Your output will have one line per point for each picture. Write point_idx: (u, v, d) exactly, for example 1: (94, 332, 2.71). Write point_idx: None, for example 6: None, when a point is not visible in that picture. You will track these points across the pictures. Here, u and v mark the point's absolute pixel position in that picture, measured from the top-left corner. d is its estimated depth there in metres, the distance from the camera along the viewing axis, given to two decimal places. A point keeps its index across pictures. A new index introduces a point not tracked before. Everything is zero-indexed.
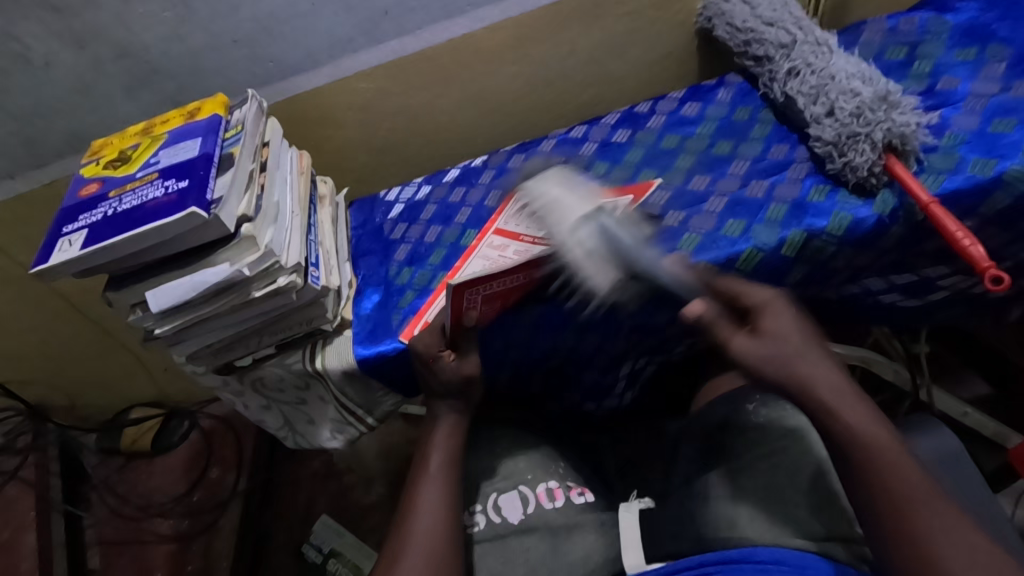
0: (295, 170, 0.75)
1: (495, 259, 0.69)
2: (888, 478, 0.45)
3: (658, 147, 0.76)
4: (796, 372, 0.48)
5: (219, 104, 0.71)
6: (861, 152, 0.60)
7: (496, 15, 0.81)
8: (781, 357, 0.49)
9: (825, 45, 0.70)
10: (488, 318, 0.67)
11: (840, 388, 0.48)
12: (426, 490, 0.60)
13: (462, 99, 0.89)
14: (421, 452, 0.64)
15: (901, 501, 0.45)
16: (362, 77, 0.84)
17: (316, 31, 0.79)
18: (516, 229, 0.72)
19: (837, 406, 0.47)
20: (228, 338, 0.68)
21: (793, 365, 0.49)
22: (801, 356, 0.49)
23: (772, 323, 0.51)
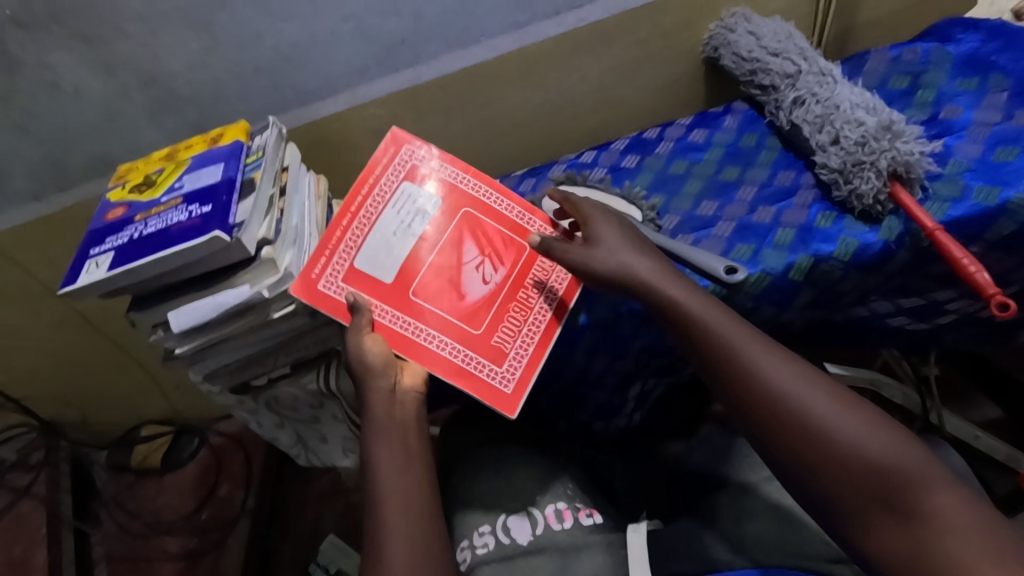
0: (313, 195, 0.77)
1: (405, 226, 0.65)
2: (716, 342, 0.53)
3: (667, 172, 0.78)
4: (624, 266, 0.58)
5: (241, 130, 0.74)
6: (866, 180, 0.62)
7: (508, 44, 0.84)
8: (610, 251, 0.60)
9: (829, 75, 0.72)
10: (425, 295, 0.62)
11: (650, 266, 0.59)
12: (381, 527, 0.51)
13: (475, 125, 0.91)
14: (364, 472, 0.55)
15: (748, 377, 0.51)
16: (378, 104, 0.86)
17: (335, 60, 0.81)
18: (354, 215, 0.63)
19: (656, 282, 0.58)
20: (246, 358, 0.70)
21: (623, 258, 0.59)
22: (618, 247, 0.60)
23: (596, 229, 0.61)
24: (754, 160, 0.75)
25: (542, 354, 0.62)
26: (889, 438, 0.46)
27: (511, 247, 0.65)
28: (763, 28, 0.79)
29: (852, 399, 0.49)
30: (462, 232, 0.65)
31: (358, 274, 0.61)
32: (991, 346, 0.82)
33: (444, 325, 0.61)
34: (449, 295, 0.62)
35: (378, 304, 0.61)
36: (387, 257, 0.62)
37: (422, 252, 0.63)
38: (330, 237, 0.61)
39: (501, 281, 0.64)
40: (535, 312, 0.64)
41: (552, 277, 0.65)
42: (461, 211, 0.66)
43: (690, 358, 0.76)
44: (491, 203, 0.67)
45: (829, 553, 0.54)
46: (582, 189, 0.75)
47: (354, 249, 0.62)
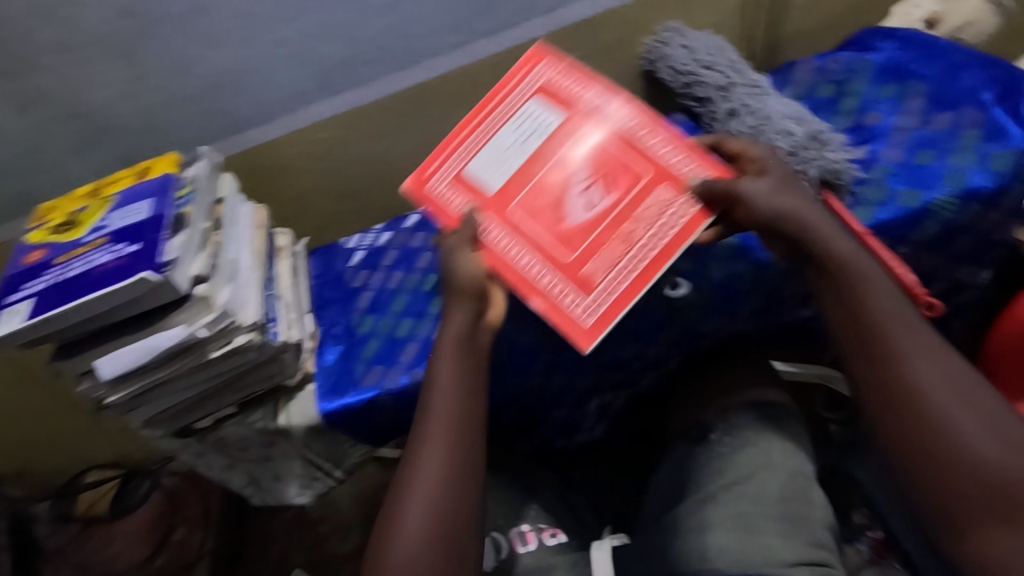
0: (252, 225, 0.74)
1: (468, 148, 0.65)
2: (866, 299, 0.51)
3: None
4: (795, 212, 0.55)
5: (171, 162, 0.71)
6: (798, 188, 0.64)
7: (449, 64, 0.82)
8: (776, 192, 0.56)
9: (759, 87, 0.74)
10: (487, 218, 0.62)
11: (809, 218, 0.55)
12: (405, 499, 0.51)
13: (421, 145, 0.90)
14: (416, 439, 0.54)
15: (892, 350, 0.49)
16: (319, 128, 0.84)
17: (271, 86, 0.79)
18: (457, 137, 0.66)
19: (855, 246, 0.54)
20: (187, 400, 0.66)
21: (780, 201, 0.56)
22: (790, 197, 0.56)
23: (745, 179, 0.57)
24: None
25: (633, 292, 0.57)
26: (1004, 422, 0.47)
27: (630, 174, 0.60)
28: (695, 40, 0.81)
29: (968, 388, 0.48)
30: (545, 152, 0.63)
31: (464, 182, 0.64)
32: (925, 337, 0.86)
33: (541, 243, 0.59)
34: (549, 216, 0.60)
35: (480, 214, 0.62)
36: (503, 165, 0.63)
37: (532, 169, 0.62)
38: (451, 142, 0.65)
39: (612, 205, 0.60)
40: (638, 243, 0.58)
41: (663, 217, 0.58)
42: (582, 129, 0.63)
43: (648, 370, 0.77)
44: (583, 102, 0.64)
45: (786, 557, 0.56)
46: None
47: (473, 154, 0.65)
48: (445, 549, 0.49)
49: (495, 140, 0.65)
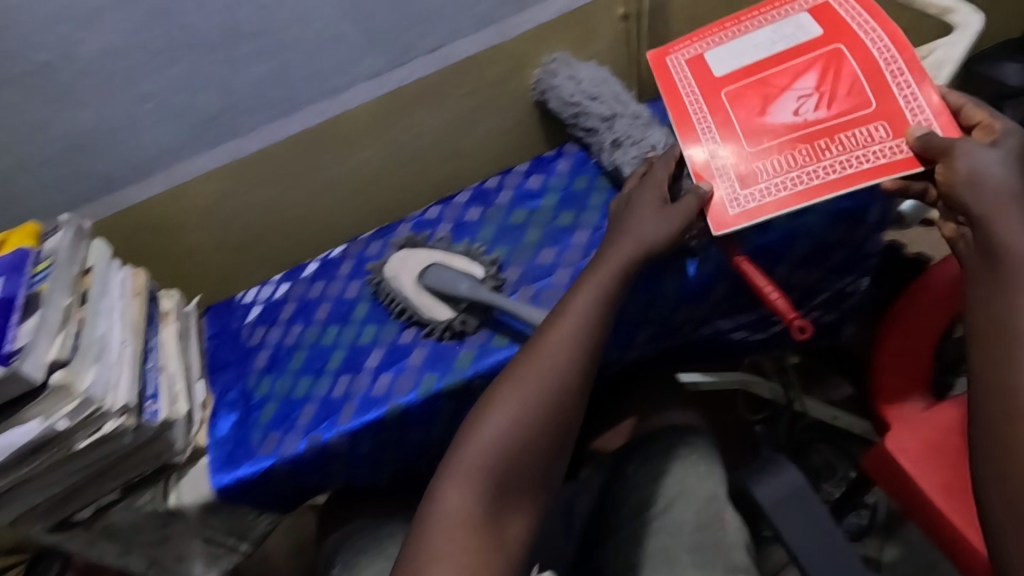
0: (128, 293, 0.70)
1: (730, 37, 0.65)
2: (1009, 306, 0.48)
3: (508, 223, 0.78)
4: (977, 190, 0.50)
5: (28, 234, 0.65)
6: None
7: (334, 109, 0.81)
8: (988, 163, 0.50)
9: (641, 117, 0.75)
10: (723, 106, 0.62)
11: (1004, 191, 0.49)
12: (447, 478, 0.52)
13: (317, 189, 0.88)
14: (470, 423, 0.55)
15: (1008, 357, 0.47)
16: (202, 181, 0.80)
17: (143, 143, 0.75)
18: (728, 32, 0.66)
19: (1012, 243, 0.48)
20: (59, 494, 0.61)
21: (987, 176, 0.50)
22: (993, 172, 0.50)
23: (963, 148, 0.51)
24: (587, 203, 0.77)
25: (792, 203, 0.55)
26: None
27: (854, 95, 0.57)
28: (580, 71, 0.82)
29: None
30: (820, 63, 0.60)
31: (700, 62, 0.65)
32: (824, 341, 0.90)
33: (753, 132, 0.59)
34: (756, 107, 0.60)
35: (700, 90, 0.63)
36: (744, 55, 0.63)
37: (769, 64, 0.62)
38: (706, 30, 0.67)
39: (817, 120, 0.58)
40: (826, 163, 0.56)
41: (867, 147, 0.55)
42: (834, 45, 0.60)
43: None
44: (865, 34, 0.60)
45: None
46: (424, 251, 0.73)
47: (718, 44, 0.65)
48: (473, 561, 0.48)
49: (732, 37, 0.65)
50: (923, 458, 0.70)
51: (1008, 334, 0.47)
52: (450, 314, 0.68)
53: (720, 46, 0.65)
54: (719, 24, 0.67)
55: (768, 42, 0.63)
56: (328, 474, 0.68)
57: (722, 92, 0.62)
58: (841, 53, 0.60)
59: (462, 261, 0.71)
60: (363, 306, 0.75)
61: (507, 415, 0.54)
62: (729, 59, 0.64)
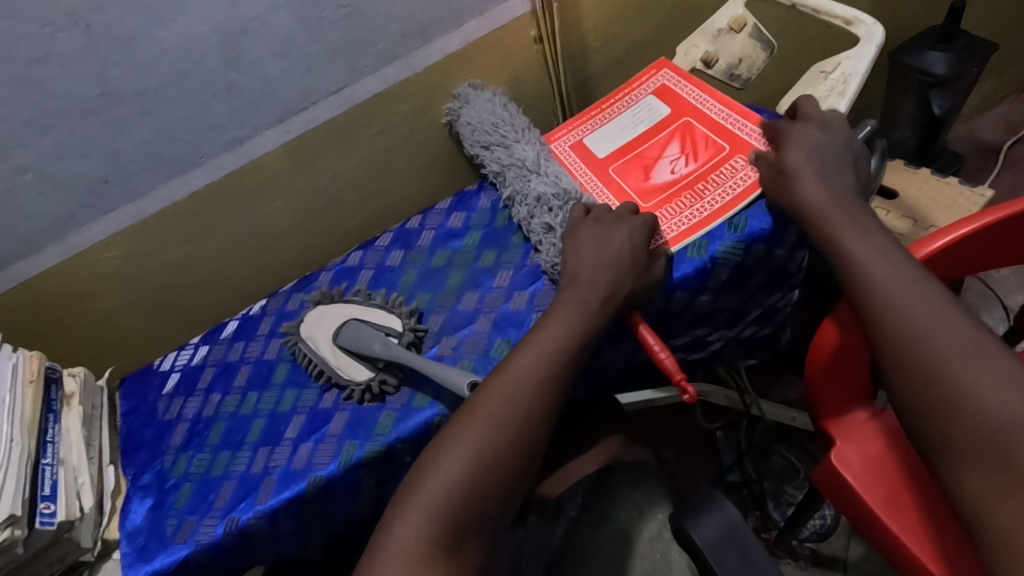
0: (21, 381, 0.64)
1: (602, 128, 0.80)
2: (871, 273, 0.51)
3: (430, 266, 0.75)
4: (804, 196, 0.58)
5: None
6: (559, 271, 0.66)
7: (237, 160, 0.77)
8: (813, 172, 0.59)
9: (528, 166, 0.73)
10: (606, 178, 0.73)
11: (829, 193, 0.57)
12: (390, 516, 0.49)
13: (230, 244, 0.83)
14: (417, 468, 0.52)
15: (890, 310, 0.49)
16: (101, 248, 0.76)
17: (25, 216, 0.70)
18: (591, 124, 0.81)
19: (847, 228, 0.55)
20: None
21: (808, 184, 0.58)
22: (817, 177, 0.59)
23: (784, 160, 0.61)
24: (507, 242, 0.74)
25: (696, 230, 0.63)
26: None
27: (711, 147, 0.70)
28: (474, 114, 0.78)
29: (979, 343, 0.45)
30: (675, 133, 0.73)
31: (581, 147, 0.78)
32: (768, 353, 0.89)
33: (641, 188, 0.70)
34: (640, 173, 0.72)
35: (587, 168, 0.75)
36: (615, 138, 0.77)
37: (637, 141, 0.76)
38: (579, 121, 0.82)
39: (690, 172, 0.69)
40: (708, 200, 0.65)
41: (732, 181, 0.65)
42: (683, 119, 0.74)
43: None
44: (700, 104, 0.75)
45: None
46: (340, 306, 0.71)
47: (591, 130, 0.80)
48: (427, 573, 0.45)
49: (600, 127, 0.80)
50: (865, 475, 0.66)
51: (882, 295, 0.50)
52: (368, 374, 0.65)
53: (592, 133, 0.80)
54: (586, 118, 0.82)
55: (633, 124, 0.78)
56: (251, 555, 0.64)
57: (606, 169, 0.74)
58: (687, 123, 0.74)
59: (379, 316, 0.68)
60: (283, 368, 0.72)
61: (463, 445, 0.51)
62: (602, 144, 0.78)
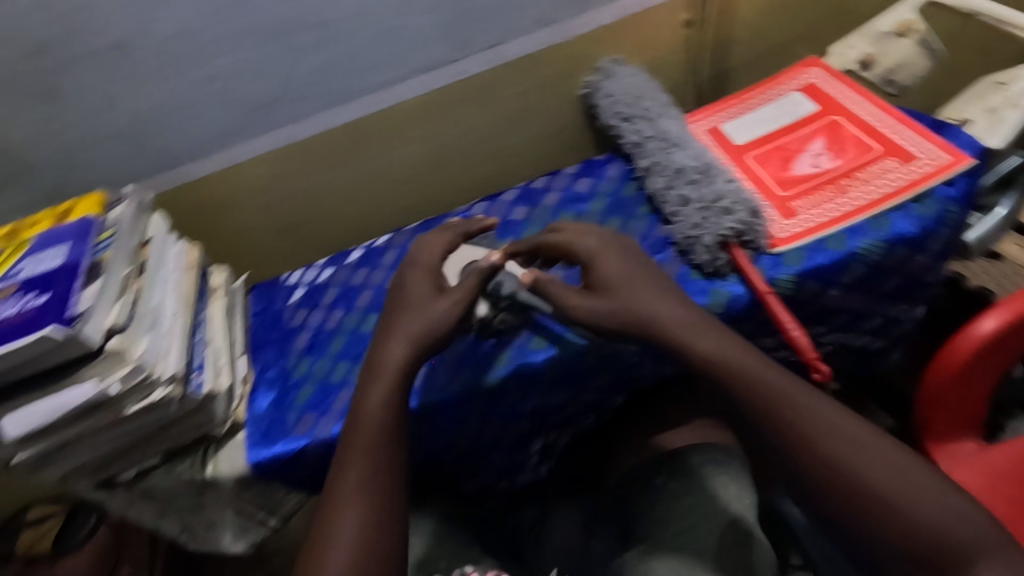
0: (181, 267, 0.73)
1: (742, 117, 0.79)
2: (751, 387, 0.50)
3: (553, 224, 0.78)
4: (639, 308, 0.55)
5: (95, 202, 0.69)
6: (697, 252, 0.64)
7: (388, 100, 0.82)
8: (632, 287, 0.56)
9: (670, 139, 0.73)
10: (742, 164, 0.73)
11: (628, 284, 0.56)
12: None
13: (361, 179, 0.89)
14: (324, 525, 0.52)
15: (789, 433, 0.49)
16: (255, 163, 0.82)
17: (201, 122, 0.77)
18: (730, 111, 0.81)
19: (691, 337, 0.53)
20: (106, 455, 0.63)
21: (645, 297, 0.56)
22: (638, 289, 0.56)
23: (604, 271, 0.58)
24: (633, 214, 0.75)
25: (835, 224, 0.63)
26: (962, 508, 0.44)
27: (860, 147, 0.69)
28: (619, 87, 0.80)
29: (861, 439, 0.48)
30: (822, 130, 0.73)
31: (717, 133, 0.79)
32: (871, 372, 0.86)
33: (779, 179, 0.70)
34: (779, 165, 0.72)
35: (723, 152, 0.76)
36: (756, 128, 0.77)
37: (778, 134, 0.75)
38: (718, 107, 0.82)
39: (833, 168, 0.68)
40: (854, 198, 0.64)
41: (880, 181, 0.65)
42: (831, 117, 0.73)
43: (590, 410, 0.75)
44: (851, 104, 0.74)
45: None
46: (467, 247, 0.74)
47: (732, 117, 0.80)
48: None
49: (740, 116, 0.80)
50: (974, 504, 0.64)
51: (773, 409, 0.49)
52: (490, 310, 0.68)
53: (731, 120, 0.79)
54: (725, 106, 0.82)
55: (776, 116, 0.77)
56: None
57: (742, 157, 0.74)
58: (835, 121, 0.73)
59: None
60: None
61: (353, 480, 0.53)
62: (742, 132, 0.77)
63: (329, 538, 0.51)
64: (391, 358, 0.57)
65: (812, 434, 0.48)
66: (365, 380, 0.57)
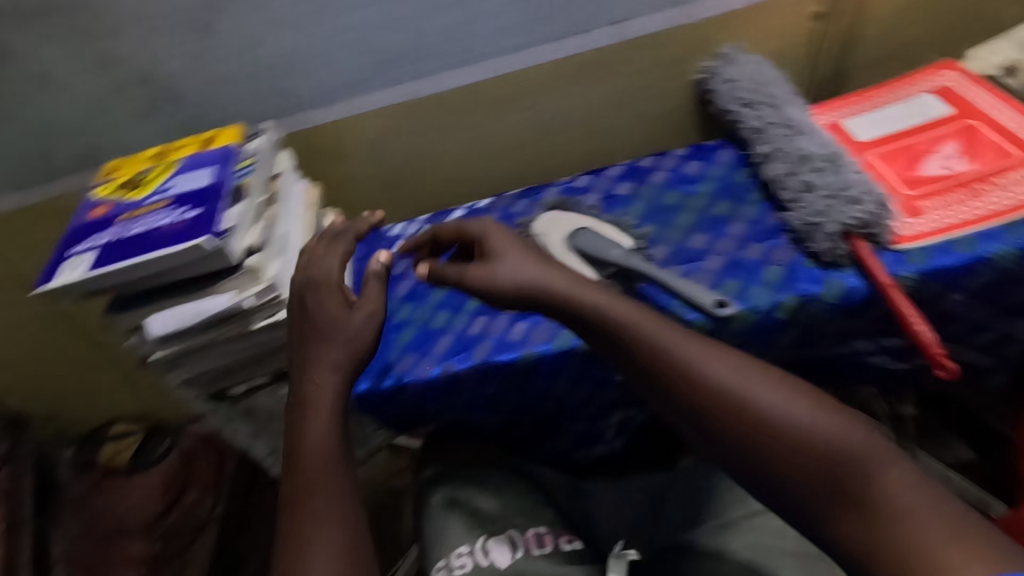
0: (304, 204, 0.77)
1: (865, 115, 0.78)
2: (658, 345, 0.52)
3: (659, 203, 0.78)
4: (550, 278, 0.57)
5: (234, 134, 0.74)
6: (817, 240, 0.64)
7: (507, 66, 0.84)
8: (523, 260, 0.58)
9: (795, 127, 0.73)
10: (865, 161, 0.72)
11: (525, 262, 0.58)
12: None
13: (467, 142, 0.91)
14: (289, 507, 0.52)
15: (707, 397, 0.50)
16: (374, 115, 0.86)
17: (333, 70, 0.81)
18: (852, 109, 0.79)
19: (586, 294, 0.56)
20: (223, 367, 0.68)
21: (536, 268, 0.58)
22: (536, 262, 0.58)
23: (496, 245, 0.60)
24: (744, 201, 0.75)
25: (966, 226, 0.61)
26: (839, 425, 0.48)
27: (996, 153, 0.67)
28: (741, 73, 0.80)
29: (770, 378, 0.51)
30: (955, 133, 0.71)
31: (838, 128, 0.77)
32: (968, 393, 0.82)
33: (905, 178, 0.68)
34: (905, 165, 0.70)
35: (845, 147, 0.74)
36: (881, 126, 0.75)
37: (904, 134, 0.73)
38: (839, 104, 0.80)
39: (966, 171, 0.66)
40: (988, 203, 0.63)
41: (1018, 188, 0.63)
42: (966, 121, 0.71)
43: None
44: (988, 111, 0.71)
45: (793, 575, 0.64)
46: (574, 215, 0.76)
47: (853, 114, 0.78)
48: None
49: (863, 114, 0.78)
50: None
51: (676, 362, 0.52)
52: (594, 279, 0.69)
53: (854, 118, 0.78)
54: (847, 103, 0.80)
55: (902, 117, 0.75)
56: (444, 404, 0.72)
57: (864, 154, 0.73)
58: (969, 126, 0.71)
59: (609, 232, 0.72)
60: None
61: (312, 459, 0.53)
62: (865, 129, 0.76)
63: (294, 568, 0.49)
64: (322, 388, 0.56)
65: (712, 386, 0.50)
66: (296, 411, 0.56)
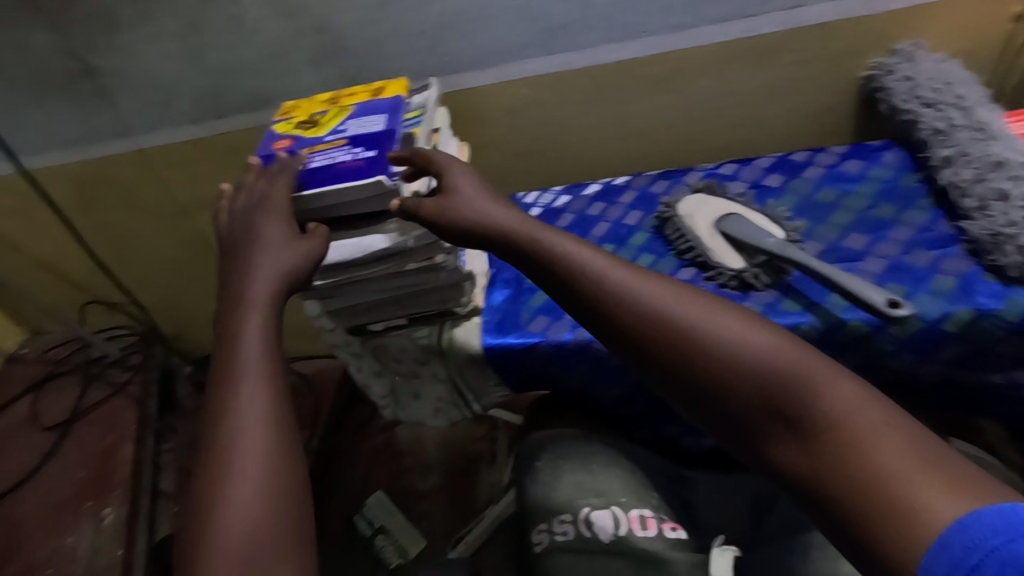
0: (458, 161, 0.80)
1: None
2: (606, 284, 0.52)
3: (813, 199, 0.75)
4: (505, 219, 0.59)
5: (402, 86, 0.77)
6: (1005, 253, 0.59)
7: (667, 45, 0.83)
8: (472, 197, 0.61)
9: (985, 132, 0.68)
10: None
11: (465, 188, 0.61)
12: (222, 484, 0.48)
13: (610, 117, 0.91)
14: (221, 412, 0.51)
15: (659, 338, 0.49)
16: (526, 84, 0.88)
17: (495, 34, 0.83)
18: None
19: (541, 233, 0.57)
20: (371, 302, 0.73)
21: (489, 208, 0.60)
22: (490, 204, 0.60)
23: (452, 181, 0.62)
24: (911, 205, 0.71)
25: None
26: (800, 359, 0.46)
27: None
28: (923, 72, 0.75)
29: (728, 317, 0.49)
30: None
31: None
32: None
33: None
34: None
35: None
36: None
37: None
38: None
39: None
40: None
41: None
42: None
43: None
44: None
45: None
46: (724, 200, 0.74)
47: None
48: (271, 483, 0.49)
49: None
50: None
51: (625, 299, 0.51)
52: (741, 264, 0.68)
53: None
54: None
55: None
56: (568, 369, 0.73)
57: None
58: None
59: (760, 220, 0.70)
60: (641, 236, 0.78)
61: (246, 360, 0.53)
62: None
63: (222, 474, 0.48)
64: (256, 300, 0.56)
65: (650, 316, 0.50)
66: (239, 318, 0.55)
